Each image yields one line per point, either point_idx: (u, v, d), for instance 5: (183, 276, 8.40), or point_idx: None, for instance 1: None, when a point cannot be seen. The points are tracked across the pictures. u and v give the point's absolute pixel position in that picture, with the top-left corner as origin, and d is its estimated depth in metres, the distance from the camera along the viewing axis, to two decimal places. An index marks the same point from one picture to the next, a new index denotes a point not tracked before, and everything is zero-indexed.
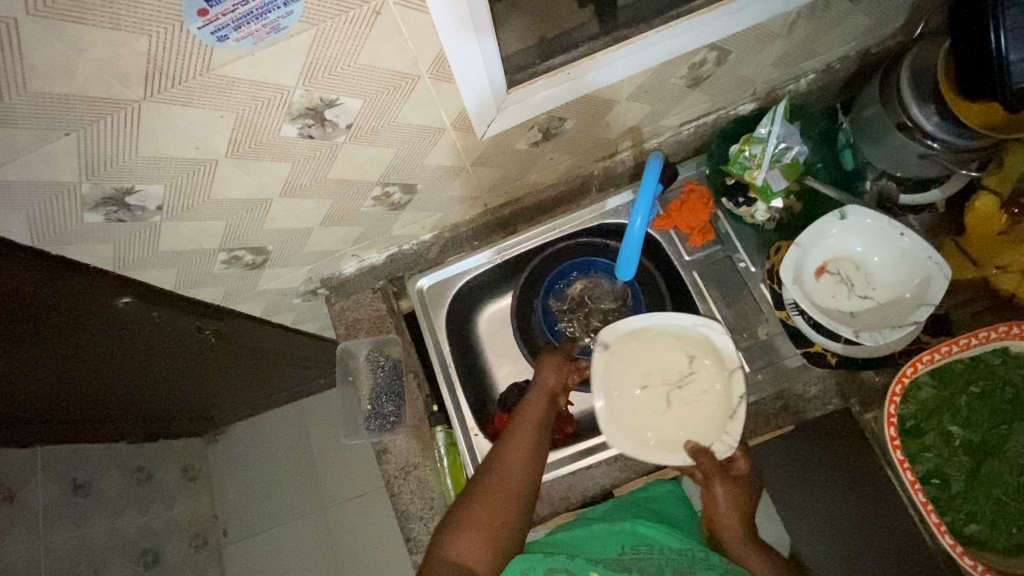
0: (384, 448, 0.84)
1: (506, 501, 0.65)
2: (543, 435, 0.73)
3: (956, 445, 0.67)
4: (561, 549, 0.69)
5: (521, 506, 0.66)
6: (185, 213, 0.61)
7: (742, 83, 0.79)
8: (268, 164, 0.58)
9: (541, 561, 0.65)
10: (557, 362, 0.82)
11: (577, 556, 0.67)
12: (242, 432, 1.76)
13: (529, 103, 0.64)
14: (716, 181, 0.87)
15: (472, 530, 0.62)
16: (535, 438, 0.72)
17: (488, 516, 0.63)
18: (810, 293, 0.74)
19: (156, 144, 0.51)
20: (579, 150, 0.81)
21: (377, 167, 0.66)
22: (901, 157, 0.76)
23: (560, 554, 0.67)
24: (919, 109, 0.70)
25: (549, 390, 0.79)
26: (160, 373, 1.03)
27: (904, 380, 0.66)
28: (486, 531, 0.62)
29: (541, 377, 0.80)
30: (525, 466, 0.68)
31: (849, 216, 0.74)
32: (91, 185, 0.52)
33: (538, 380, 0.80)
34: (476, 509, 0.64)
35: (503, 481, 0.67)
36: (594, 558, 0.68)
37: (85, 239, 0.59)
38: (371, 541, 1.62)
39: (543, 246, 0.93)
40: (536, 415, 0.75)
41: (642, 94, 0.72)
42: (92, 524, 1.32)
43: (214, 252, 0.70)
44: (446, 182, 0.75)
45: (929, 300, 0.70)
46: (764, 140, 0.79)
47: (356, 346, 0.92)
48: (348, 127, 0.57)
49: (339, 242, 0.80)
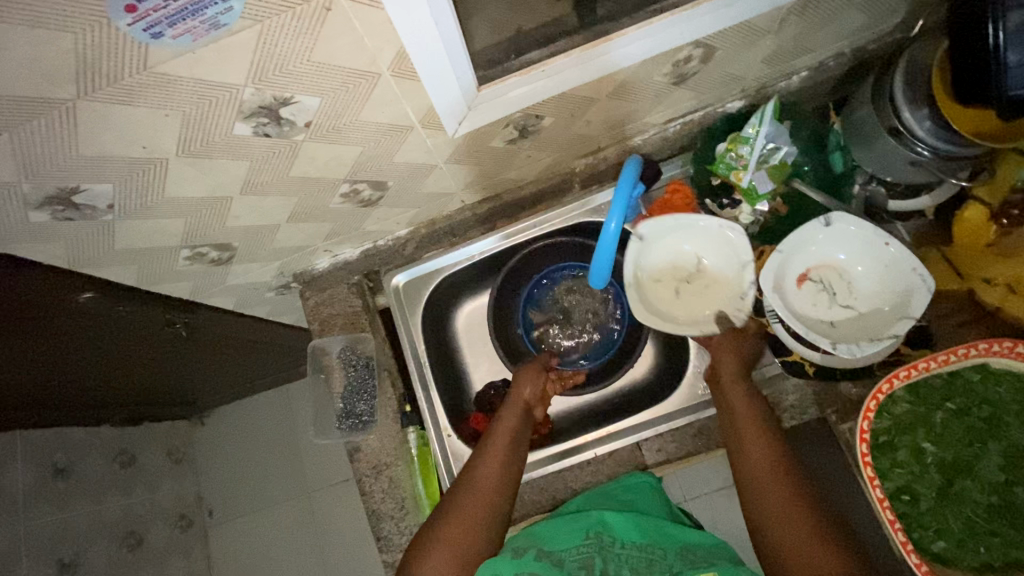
0: (356, 446, 0.83)
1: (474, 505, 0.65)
2: (516, 450, 0.72)
3: (928, 463, 0.66)
4: (529, 546, 0.63)
5: (488, 529, 0.64)
6: (138, 211, 0.58)
7: (730, 80, 0.76)
8: (222, 162, 0.56)
9: (509, 565, 0.59)
10: (534, 374, 0.82)
11: (545, 556, 0.62)
12: (228, 415, 1.76)
13: (501, 101, 0.61)
14: (701, 182, 0.84)
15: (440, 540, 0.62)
16: (505, 457, 0.70)
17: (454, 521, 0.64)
18: (790, 301, 0.73)
19: (98, 143, 0.48)
20: (560, 147, 0.77)
21: (342, 165, 0.63)
22: (890, 163, 0.73)
23: (530, 555, 0.61)
24: (911, 113, 0.67)
25: (523, 405, 0.78)
26: (133, 361, 1.02)
27: (878, 397, 0.65)
28: (453, 554, 0.61)
29: (518, 389, 0.80)
30: (491, 490, 0.67)
31: (834, 223, 0.72)
32: (32, 184, 0.50)
33: (513, 391, 0.80)
34: (438, 531, 0.63)
35: (469, 507, 0.65)
36: (559, 553, 0.63)
37: (33, 239, 0.57)
38: (355, 526, 1.63)
39: (523, 244, 0.91)
40: (511, 428, 0.74)
41: (623, 92, 0.69)
42: (73, 507, 1.33)
43: (175, 249, 0.68)
44: (418, 179, 0.72)
45: (910, 313, 0.68)
46: (751, 139, 0.77)
47: (329, 343, 0.89)
48: (307, 125, 0.54)
49: (309, 238, 0.78)
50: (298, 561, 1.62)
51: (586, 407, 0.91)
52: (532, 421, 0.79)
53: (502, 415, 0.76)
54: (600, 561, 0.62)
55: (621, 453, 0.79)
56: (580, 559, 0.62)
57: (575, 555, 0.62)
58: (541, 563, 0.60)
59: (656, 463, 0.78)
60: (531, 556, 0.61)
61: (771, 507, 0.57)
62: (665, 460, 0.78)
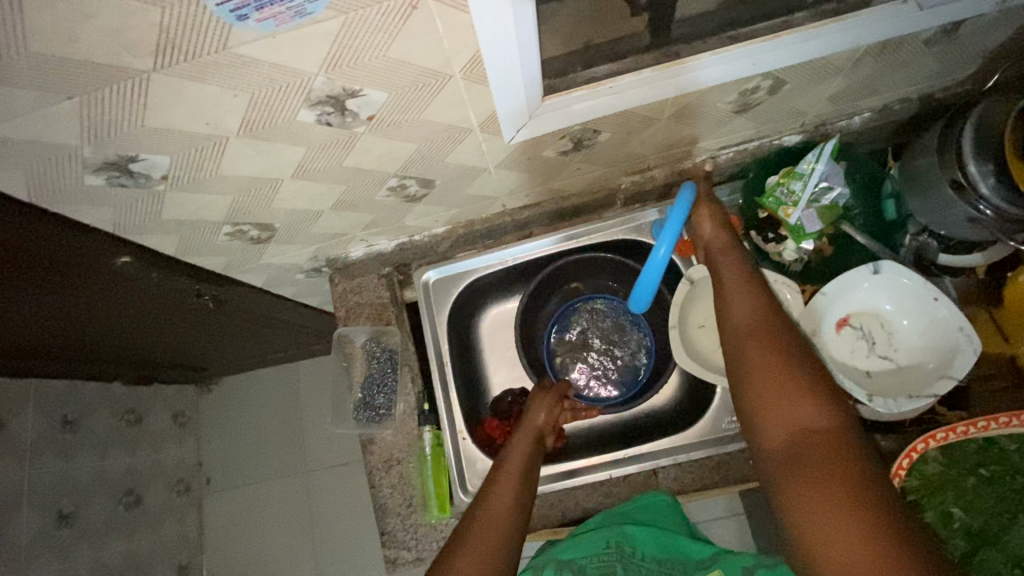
0: (370, 438, 0.83)
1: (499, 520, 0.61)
2: (529, 474, 0.71)
3: (954, 528, 0.64)
4: (548, 563, 0.71)
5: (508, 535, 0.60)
6: (190, 185, 0.58)
7: (792, 114, 0.74)
8: (281, 146, 0.55)
9: None
10: (548, 403, 0.82)
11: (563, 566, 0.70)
12: (236, 385, 1.77)
13: (562, 112, 0.60)
14: (747, 213, 0.83)
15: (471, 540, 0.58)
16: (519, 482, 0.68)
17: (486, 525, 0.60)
18: (827, 345, 0.72)
19: (165, 116, 0.48)
20: (610, 163, 0.76)
21: (396, 160, 0.62)
22: (948, 218, 0.72)
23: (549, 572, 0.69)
24: (977, 168, 0.66)
25: (535, 432, 0.78)
26: (156, 324, 1.03)
27: (912, 454, 0.64)
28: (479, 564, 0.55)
29: (531, 415, 0.80)
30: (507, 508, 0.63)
31: (883, 271, 0.70)
32: (93, 149, 0.49)
33: (528, 416, 0.80)
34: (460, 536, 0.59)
35: (486, 518, 0.61)
36: (578, 561, 0.70)
37: (84, 201, 0.56)
38: (349, 510, 1.63)
39: (558, 254, 0.90)
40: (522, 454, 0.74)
41: (684, 115, 0.67)
42: (78, 460, 1.34)
43: (218, 224, 0.68)
44: (466, 180, 0.72)
45: (952, 373, 0.66)
46: (805, 175, 0.76)
47: (354, 332, 0.90)
48: (369, 118, 0.54)
49: (348, 226, 0.78)
50: (290, 537, 1.63)
51: (603, 425, 0.90)
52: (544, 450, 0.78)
53: (515, 442, 0.76)
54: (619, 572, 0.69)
55: (636, 478, 0.78)
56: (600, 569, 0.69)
57: (595, 564, 0.69)
58: None
59: (670, 492, 0.77)
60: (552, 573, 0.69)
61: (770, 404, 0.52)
62: (679, 490, 0.77)
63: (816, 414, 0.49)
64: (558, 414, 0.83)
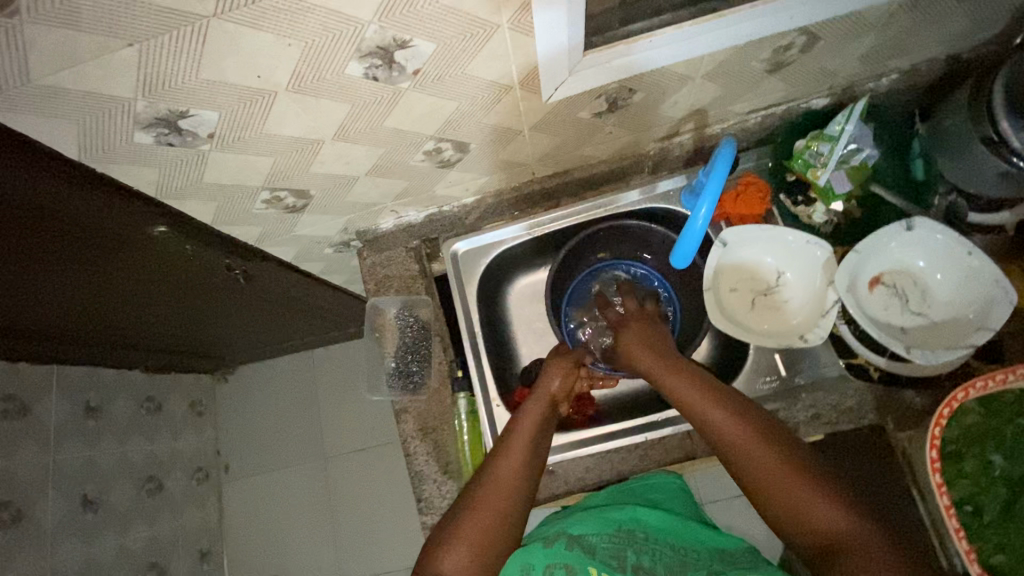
0: (404, 407, 0.83)
1: (500, 499, 0.65)
2: (539, 446, 0.72)
3: (994, 476, 0.65)
4: (559, 536, 0.67)
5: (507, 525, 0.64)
6: (234, 144, 0.58)
7: (822, 75, 0.74)
8: (326, 103, 0.56)
9: (541, 557, 0.63)
10: (564, 369, 0.82)
11: (575, 542, 0.66)
12: (252, 373, 1.77)
13: (602, 69, 0.60)
14: (777, 176, 0.85)
15: (469, 522, 0.63)
16: (528, 452, 0.70)
17: (485, 510, 0.64)
18: (862, 304, 0.72)
19: (219, 67, 0.48)
20: (641, 128, 0.76)
21: (435, 119, 0.63)
22: (979, 174, 0.71)
23: (560, 545, 0.65)
24: (1009, 122, 0.65)
25: (548, 399, 0.78)
26: (183, 302, 1.03)
27: (952, 405, 0.63)
28: (474, 547, 0.61)
29: (544, 382, 0.80)
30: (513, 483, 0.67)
31: (915, 228, 0.71)
32: (146, 103, 0.50)
33: (541, 382, 0.80)
34: (460, 522, 0.63)
35: (487, 497, 0.65)
36: (589, 537, 0.66)
37: (130, 161, 0.57)
38: (369, 496, 1.63)
39: (585, 223, 0.91)
40: (535, 424, 0.74)
41: (717, 75, 0.68)
42: (100, 446, 1.34)
43: (257, 190, 0.68)
44: (500, 144, 0.72)
45: (989, 324, 0.67)
46: (834, 138, 0.76)
47: (386, 304, 0.92)
48: (415, 72, 0.54)
49: (381, 195, 0.78)
50: (309, 524, 1.64)
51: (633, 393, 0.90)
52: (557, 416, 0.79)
53: (525, 409, 0.76)
54: (632, 554, 0.65)
55: (671, 441, 0.79)
56: (610, 548, 0.65)
57: (606, 543, 0.66)
58: (571, 553, 0.64)
59: (706, 454, 0.78)
60: (562, 545, 0.65)
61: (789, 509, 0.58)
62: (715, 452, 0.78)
63: (832, 515, 0.55)
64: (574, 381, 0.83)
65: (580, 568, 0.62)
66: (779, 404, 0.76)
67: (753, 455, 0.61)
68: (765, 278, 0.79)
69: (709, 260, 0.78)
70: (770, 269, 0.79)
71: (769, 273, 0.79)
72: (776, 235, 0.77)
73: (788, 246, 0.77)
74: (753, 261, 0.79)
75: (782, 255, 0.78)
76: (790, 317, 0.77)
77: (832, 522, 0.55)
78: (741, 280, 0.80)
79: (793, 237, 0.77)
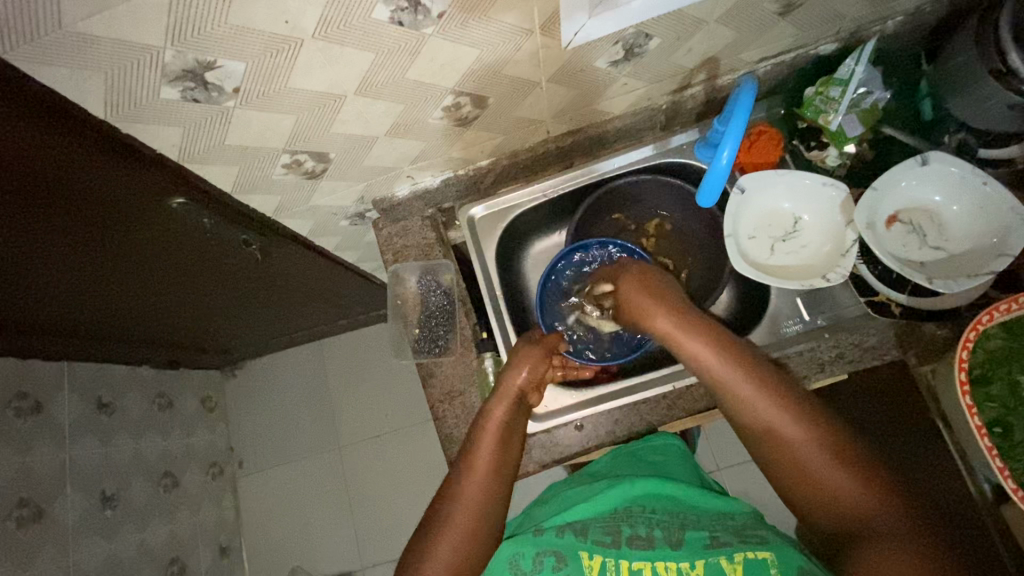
0: (430, 371, 0.84)
1: (476, 504, 0.65)
2: (507, 447, 0.71)
3: (1022, 396, 0.66)
4: (551, 526, 0.70)
5: (483, 531, 0.65)
6: (259, 100, 0.58)
7: (831, 18, 0.75)
8: (351, 52, 0.56)
9: (531, 544, 0.67)
10: (532, 360, 0.79)
11: (571, 527, 0.69)
12: (260, 367, 1.76)
13: (622, 12, 0.60)
14: (789, 123, 0.87)
15: (448, 529, 0.63)
16: (496, 457, 0.69)
17: (464, 517, 0.64)
18: (881, 240, 0.73)
19: (248, 11, 0.47)
20: (654, 78, 0.77)
21: (456, 70, 0.63)
22: (987, 109, 0.72)
23: (552, 533, 0.68)
24: (1018, 53, 0.65)
25: (515, 393, 0.76)
26: (197, 286, 1.03)
27: (977, 328, 0.64)
28: (449, 555, 0.61)
29: (508, 378, 0.76)
30: (482, 491, 0.66)
31: (930, 162, 0.72)
32: (174, 53, 0.49)
33: (506, 377, 0.76)
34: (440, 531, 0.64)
35: (461, 506, 0.65)
36: (584, 521, 0.70)
37: (156, 120, 0.57)
38: (385, 483, 1.63)
39: (598, 183, 0.92)
40: (498, 426, 0.72)
41: (731, 17, 0.68)
42: (115, 443, 1.33)
43: (278, 153, 0.68)
44: (518, 99, 0.73)
45: (1008, 251, 0.68)
46: (845, 81, 0.76)
47: (405, 271, 0.93)
48: (439, 16, 0.54)
49: (398, 159, 0.78)
50: (327, 514, 1.63)
51: (655, 349, 0.91)
52: (527, 407, 0.78)
53: (491, 409, 0.73)
54: (626, 527, 0.67)
55: (698, 390, 0.80)
56: (606, 524, 0.69)
57: (602, 522, 0.69)
58: (563, 537, 0.67)
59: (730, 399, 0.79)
60: (554, 534, 0.68)
61: (803, 470, 0.59)
62: None
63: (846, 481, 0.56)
64: (544, 369, 0.81)
65: (571, 553, 0.65)
66: (804, 346, 0.77)
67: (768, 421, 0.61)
68: (782, 225, 0.80)
69: (729, 206, 0.79)
70: (786, 216, 0.80)
71: (784, 220, 0.80)
72: (794, 178, 0.79)
73: (804, 189, 0.79)
74: (769, 209, 0.80)
75: (797, 201, 0.80)
76: (811, 262, 0.78)
77: (850, 498, 0.55)
78: (756, 229, 0.80)
79: (812, 180, 0.78)
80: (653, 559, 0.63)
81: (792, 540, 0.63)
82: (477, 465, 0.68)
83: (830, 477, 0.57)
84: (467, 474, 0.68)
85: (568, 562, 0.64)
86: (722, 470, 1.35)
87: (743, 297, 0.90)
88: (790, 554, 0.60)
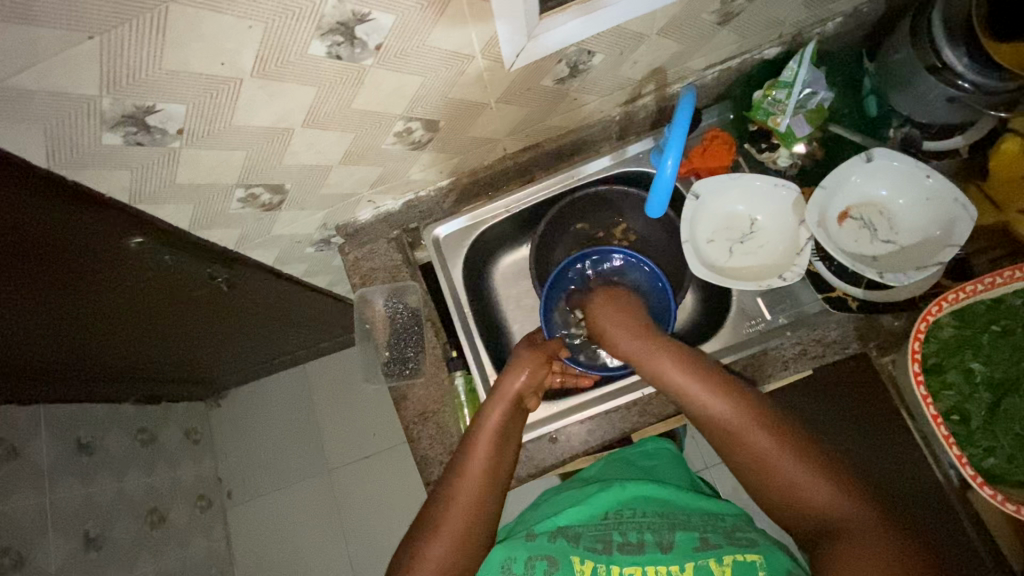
0: (403, 394, 0.84)
1: (468, 509, 0.64)
2: (503, 450, 0.70)
3: (977, 382, 0.68)
4: (542, 532, 0.70)
5: (475, 536, 0.64)
6: (206, 139, 0.58)
7: (771, 23, 0.77)
8: (292, 88, 0.56)
9: (523, 549, 0.67)
10: (533, 362, 0.79)
11: (560, 534, 0.69)
12: (244, 394, 1.75)
13: (560, 32, 0.61)
14: (739, 128, 0.89)
15: (438, 534, 0.62)
16: (492, 460, 0.69)
17: (452, 524, 0.63)
18: (834, 238, 0.75)
19: (181, 55, 0.48)
20: (604, 91, 0.78)
21: (403, 97, 0.64)
22: (927, 103, 0.74)
23: (543, 539, 0.68)
24: (951, 51, 0.67)
25: (514, 396, 0.76)
26: (167, 322, 1.02)
27: (928, 319, 0.66)
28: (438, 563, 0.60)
29: (507, 380, 0.77)
30: (475, 495, 0.66)
31: (875, 158, 0.74)
32: (112, 100, 0.50)
33: (506, 377, 0.77)
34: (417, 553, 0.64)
35: (451, 510, 0.64)
36: (574, 528, 0.70)
37: (101, 165, 0.57)
38: (377, 504, 1.62)
39: (560, 196, 0.93)
40: (496, 428, 0.72)
41: (672, 29, 0.70)
42: (96, 483, 1.31)
43: (231, 188, 0.69)
44: (470, 119, 0.74)
45: (954, 241, 0.70)
46: (790, 83, 0.79)
47: (373, 294, 0.93)
48: (377, 48, 0.55)
49: (356, 185, 0.79)
50: (321, 538, 1.61)
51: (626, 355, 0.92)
52: (524, 410, 0.78)
53: (490, 410, 0.74)
54: (616, 534, 0.68)
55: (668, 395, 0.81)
56: (596, 532, 0.69)
57: (593, 529, 0.69)
58: (554, 543, 0.67)
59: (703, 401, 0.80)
60: (545, 539, 0.68)
61: (780, 484, 0.59)
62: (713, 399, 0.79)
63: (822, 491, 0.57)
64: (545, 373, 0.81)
65: (563, 557, 0.65)
66: (768, 345, 0.78)
67: (741, 436, 0.62)
68: (739, 228, 0.82)
69: (684, 211, 0.80)
70: (743, 219, 0.81)
71: (741, 223, 0.82)
72: (746, 182, 0.81)
73: (759, 191, 0.80)
74: (726, 212, 0.82)
75: (755, 203, 0.81)
76: (768, 262, 0.79)
77: (833, 508, 0.56)
78: (715, 232, 0.82)
79: (771, 183, 0.80)
80: (643, 562, 0.63)
81: (779, 544, 0.65)
82: (471, 468, 0.67)
83: (806, 488, 0.57)
84: (459, 478, 0.67)
85: (561, 566, 0.64)
86: (710, 469, 1.36)
87: (709, 299, 0.91)
88: (776, 556, 0.62)
